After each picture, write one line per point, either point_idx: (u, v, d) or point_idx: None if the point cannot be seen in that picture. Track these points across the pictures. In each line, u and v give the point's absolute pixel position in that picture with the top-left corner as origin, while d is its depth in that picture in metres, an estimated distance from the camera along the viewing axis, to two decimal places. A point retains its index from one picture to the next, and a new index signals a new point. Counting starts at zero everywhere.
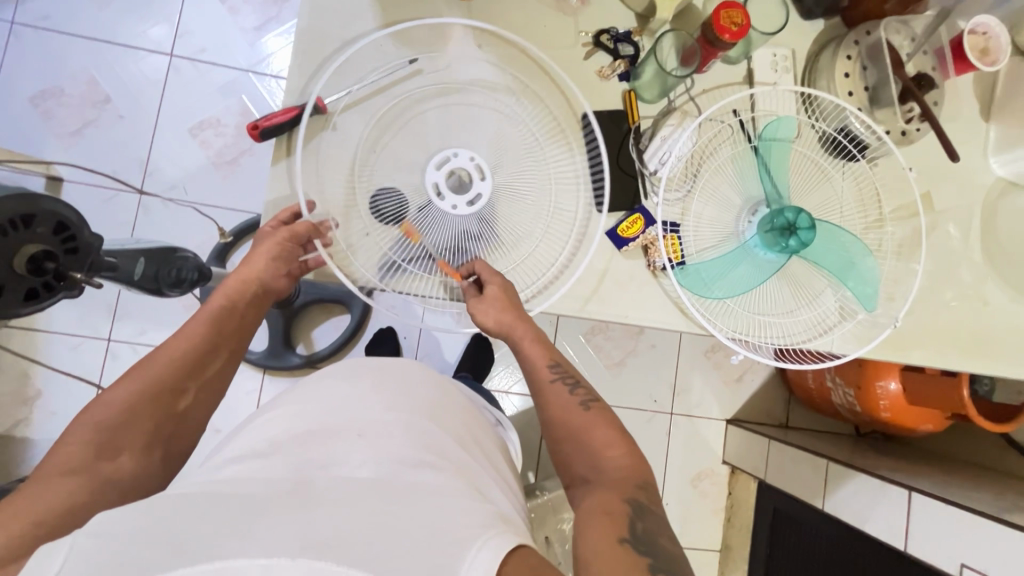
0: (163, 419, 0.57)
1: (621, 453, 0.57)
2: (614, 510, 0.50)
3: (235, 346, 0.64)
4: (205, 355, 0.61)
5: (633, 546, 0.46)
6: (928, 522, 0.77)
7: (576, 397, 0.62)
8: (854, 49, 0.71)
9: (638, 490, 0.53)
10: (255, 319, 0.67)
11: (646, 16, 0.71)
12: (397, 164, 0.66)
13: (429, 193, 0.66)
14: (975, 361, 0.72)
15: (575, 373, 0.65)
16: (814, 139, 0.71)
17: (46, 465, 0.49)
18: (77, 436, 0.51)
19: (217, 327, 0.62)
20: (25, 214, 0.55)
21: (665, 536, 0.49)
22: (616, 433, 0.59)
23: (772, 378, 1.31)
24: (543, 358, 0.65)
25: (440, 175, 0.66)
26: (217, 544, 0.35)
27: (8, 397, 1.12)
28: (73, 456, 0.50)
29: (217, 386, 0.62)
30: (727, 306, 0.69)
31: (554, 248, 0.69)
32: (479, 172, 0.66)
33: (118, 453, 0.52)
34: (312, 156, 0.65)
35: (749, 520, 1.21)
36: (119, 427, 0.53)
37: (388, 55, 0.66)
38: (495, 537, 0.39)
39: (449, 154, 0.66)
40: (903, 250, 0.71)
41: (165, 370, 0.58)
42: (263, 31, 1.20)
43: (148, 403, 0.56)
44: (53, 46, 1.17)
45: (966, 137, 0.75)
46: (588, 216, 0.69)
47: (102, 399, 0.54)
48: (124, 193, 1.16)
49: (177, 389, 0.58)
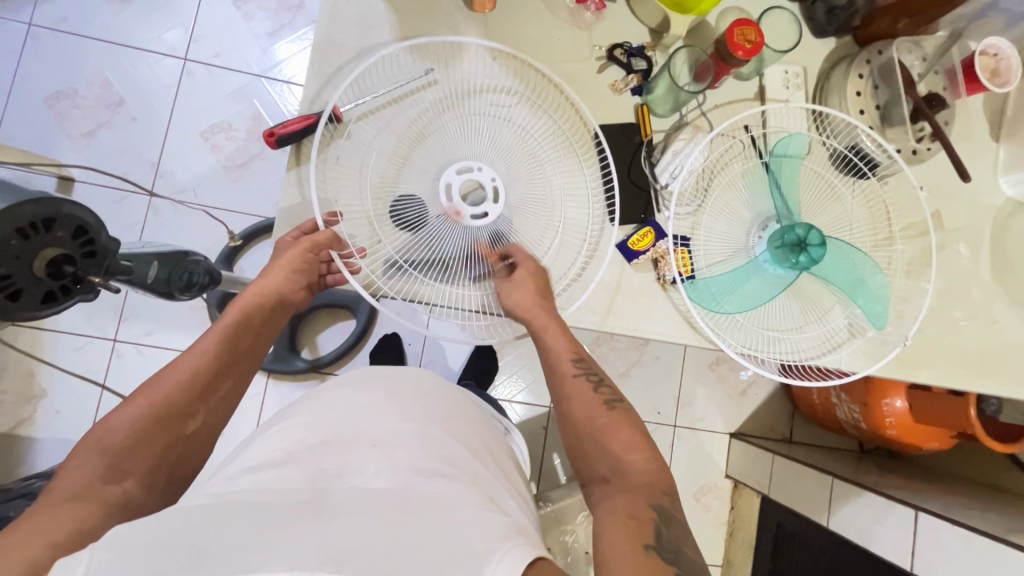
0: (173, 441, 0.55)
1: (643, 456, 0.57)
2: (639, 515, 0.50)
3: (243, 366, 0.64)
4: (218, 375, 0.60)
5: (660, 553, 0.47)
6: (934, 543, 0.76)
7: (601, 395, 0.62)
8: (865, 68, 0.71)
9: (665, 496, 0.53)
10: (268, 336, 0.67)
11: (659, 31, 0.72)
12: (412, 172, 0.65)
13: (438, 195, 0.65)
14: (986, 379, 0.71)
15: (597, 368, 0.66)
16: (826, 157, 0.72)
17: (53, 491, 0.48)
18: (85, 458, 0.50)
19: (234, 344, 0.63)
20: (45, 218, 0.55)
21: (689, 542, 0.50)
22: (637, 436, 0.59)
23: (777, 391, 1.31)
24: (566, 349, 0.65)
25: (458, 179, 0.65)
26: (234, 556, 0.36)
27: (12, 395, 1.12)
28: (80, 482, 0.48)
29: (224, 407, 0.62)
30: (737, 321, 0.69)
31: (568, 254, 0.70)
32: (494, 195, 0.65)
33: (125, 476, 0.51)
34: (320, 168, 0.66)
35: (751, 535, 1.20)
36: (128, 450, 0.52)
37: (403, 69, 0.67)
38: (513, 550, 0.39)
39: (474, 165, 0.65)
40: (912, 269, 0.71)
41: (177, 389, 0.57)
42: (277, 37, 1.21)
43: (160, 422, 0.55)
44: (68, 48, 1.18)
45: (975, 157, 0.75)
46: (601, 225, 0.69)
47: (108, 422, 0.53)
48: (135, 195, 1.16)
49: (188, 410, 0.57)
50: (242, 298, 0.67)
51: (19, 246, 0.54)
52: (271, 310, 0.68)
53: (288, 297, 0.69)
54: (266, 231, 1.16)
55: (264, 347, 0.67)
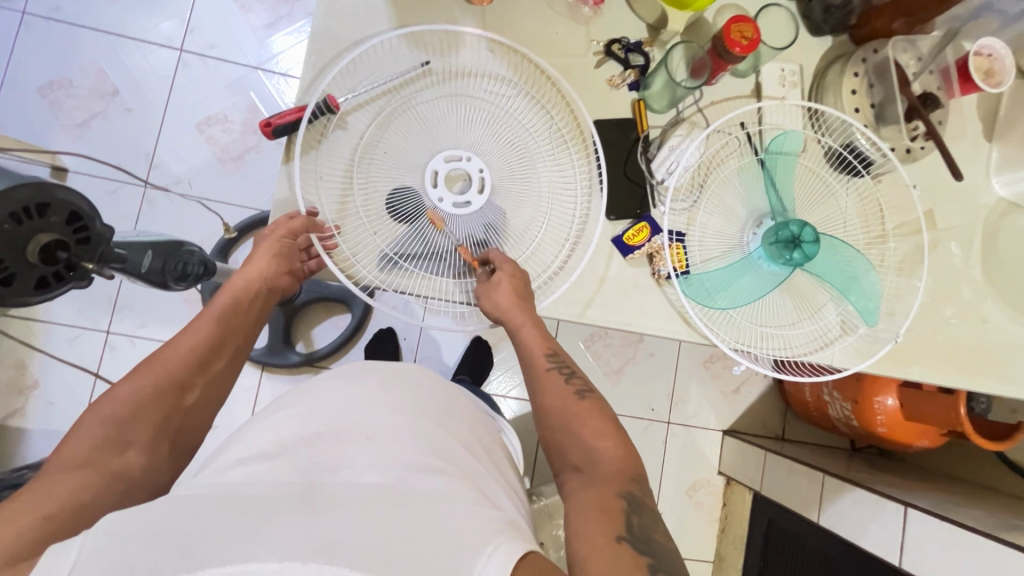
0: (171, 412, 0.55)
1: (611, 442, 0.57)
2: (612, 508, 0.50)
3: (237, 342, 0.63)
4: (213, 350, 0.60)
5: (632, 544, 0.46)
6: (923, 540, 0.77)
7: (572, 387, 0.63)
8: (861, 67, 0.71)
9: (631, 482, 0.53)
10: (258, 316, 0.67)
11: (656, 27, 0.73)
12: (396, 160, 0.66)
13: (425, 182, 0.66)
14: (977, 378, 0.72)
15: (571, 363, 0.67)
16: (820, 154, 0.72)
17: (53, 460, 0.48)
18: (87, 429, 0.50)
19: (225, 323, 0.62)
20: (38, 203, 0.55)
21: (660, 531, 0.49)
22: (605, 422, 0.59)
23: (770, 389, 1.32)
24: (539, 344, 0.66)
25: (445, 167, 0.66)
26: (229, 546, 0.36)
27: (4, 385, 1.11)
28: (80, 452, 0.48)
29: (224, 380, 0.61)
30: (730, 317, 0.69)
31: (552, 247, 0.70)
32: (480, 187, 0.66)
33: (128, 447, 0.51)
34: (307, 150, 0.65)
35: (742, 531, 1.21)
36: (128, 421, 0.52)
37: (400, 56, 0.67)
38: (504, 544, 0.39)
39: (463, 155, 0.66)
40: (905, 267, 0.72)
41: (174, 363, 0.57)
42: (274, 29, 1.21)
43: (158, 396, 0.55)
44: (63, 37, 1.17)
45: (968, 157, 0.76)
46: (586, 216, 0.69)
47: (112, 392, 0.53)
48: (130, 186, 1.16)
49: (186, 383, 0.57)
50: (229, 284, 0.67)
51: (12, 231, 0.54)
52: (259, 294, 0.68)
53: (276, 285, 0.69)
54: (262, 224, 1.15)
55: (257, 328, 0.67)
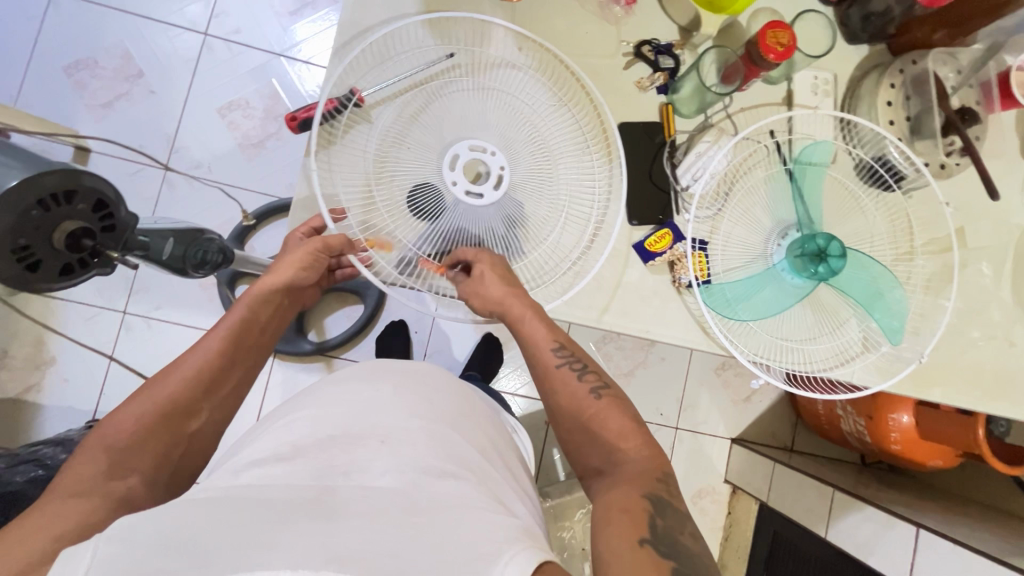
0: (177, 438, 0.55)
1: (635, 445, 0.56)
2: (640, 513, 0.49)
3: (246, 363, 0.63)
4: (222, 372, 0.59)
5: (654, 548, 0.46)
6: (934, 562, 0.75)
7: (587, 385, 0.61)
8: (898, 78, 0.70)
9: (658, 482, 0.53)
10: (270, 331, 0.66)
11: (688, 30, 0.71)
12: (414, 152, 0.65)
13: (442, 162, 0.65)
14: (1000, 402, 0.70)
15: (583, 356, 0.63)
16: (850, 167, 0.71)
17: (55, 487, 0.47)
18: (89, 456, 0.49)
19: (236, 340, 0.61)
20: (66, 190, 0.55)
21: (686, 532, 0.49)
22: (628, 424, 0.58)
23: (781, 399, 1.30)
24: (546, 338, 0.62)
25: (465, 152, 0.65)
26: (243, 553, 0.35)
27: (21, 361, 1.13)
28: (84, 477, 0.48)
29: (228, 404, 0.61)
30: (750, 328, 0.68)
31: (567, 246, 0.68)
32: (497, 183, 0.65)
33: (129, 473, 0.50)
34: (326, 136, 0.65)
35: (747, 541, 1.20)
36: (131, 447, 0.51)
37: (427, 47, 0.66)
38: (521, 553, 0.38)
39: (487, 148, 0.65)
40: (932, 285, 0.70)
41: (179, 387, 0.56)
42: (298, 16, 1.20)
43: (163, 421, 0.54)
44: (89, 17, 1.17)
45: (1004, 176, 0.73)
46: (603, 219, 0.68)
47: (112, 417, 0.52)
48: (150, 168, 1.16)
49: (192, 408, 0.56)
50: (248, 294, 0.65)
51: (39, 218, 0.54)
52: (278, 305, 0.67)
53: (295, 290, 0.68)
54: (278, 211, 1.15)
55: (266, 342, 0.66)
